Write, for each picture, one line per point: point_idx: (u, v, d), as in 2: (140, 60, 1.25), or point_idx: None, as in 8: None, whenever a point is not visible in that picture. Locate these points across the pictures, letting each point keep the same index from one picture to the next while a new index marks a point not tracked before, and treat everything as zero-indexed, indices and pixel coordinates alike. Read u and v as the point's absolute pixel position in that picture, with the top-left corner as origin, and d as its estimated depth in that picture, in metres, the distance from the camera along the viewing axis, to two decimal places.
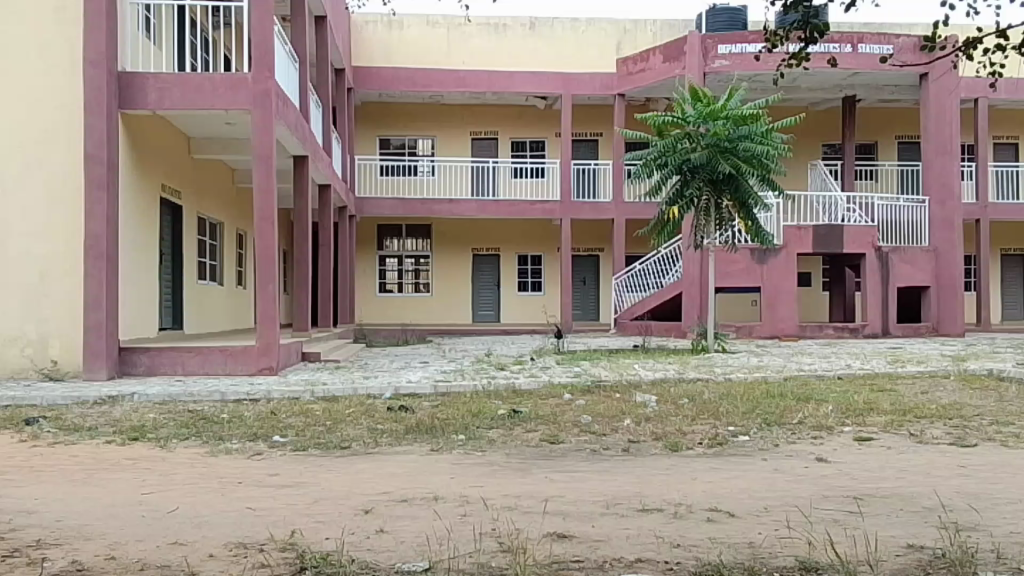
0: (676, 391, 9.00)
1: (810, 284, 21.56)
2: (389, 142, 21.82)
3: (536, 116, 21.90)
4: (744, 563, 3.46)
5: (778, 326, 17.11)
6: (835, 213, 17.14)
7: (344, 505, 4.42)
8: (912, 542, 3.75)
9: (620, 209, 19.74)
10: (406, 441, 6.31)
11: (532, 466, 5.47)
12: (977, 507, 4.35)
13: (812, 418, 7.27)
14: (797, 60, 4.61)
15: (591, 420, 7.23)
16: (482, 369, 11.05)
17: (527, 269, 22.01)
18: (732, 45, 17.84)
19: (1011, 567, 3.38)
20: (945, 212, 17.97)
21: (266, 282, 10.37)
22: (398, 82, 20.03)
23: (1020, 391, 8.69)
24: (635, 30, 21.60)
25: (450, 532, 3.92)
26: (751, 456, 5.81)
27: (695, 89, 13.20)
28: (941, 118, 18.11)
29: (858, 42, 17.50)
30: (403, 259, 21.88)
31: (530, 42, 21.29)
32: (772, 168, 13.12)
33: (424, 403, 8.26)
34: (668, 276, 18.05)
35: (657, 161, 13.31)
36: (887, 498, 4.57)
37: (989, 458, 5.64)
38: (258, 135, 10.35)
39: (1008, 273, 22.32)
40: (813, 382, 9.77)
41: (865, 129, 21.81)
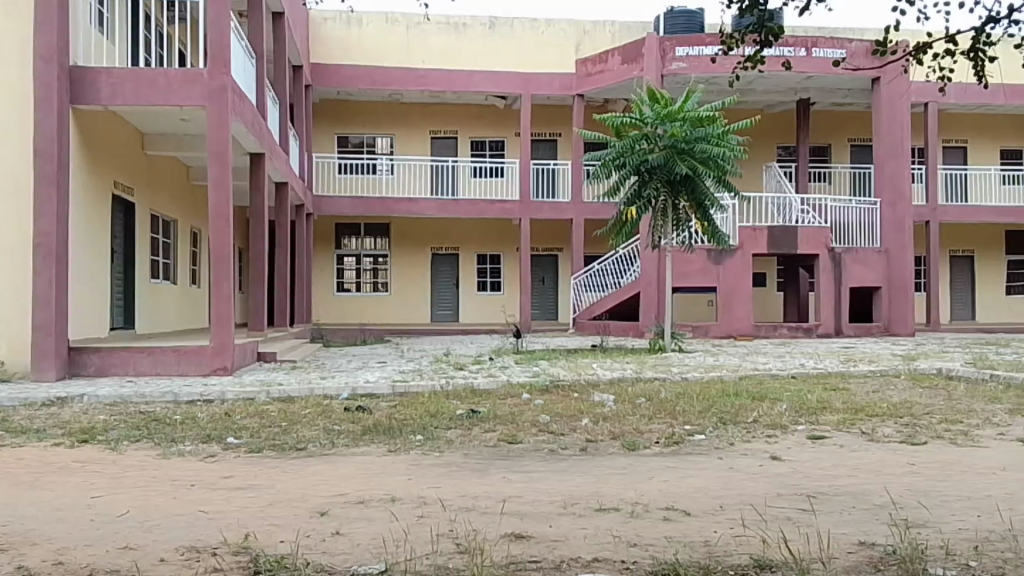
0: (634, 390, 9.05)
1: (765, 284, 21.86)
2: (348, 141, 21.63)
3: (495, 115, 21.89)
4: (699, 562, 3.49)
5: (733, 325, 17.33)
6: (790, 214, 17.42)
7: (299, 507, 4.36)
8: (863, 539, 3.82)
9: (579, 210, 19.82)
10: (363, 441, 6.26)
11: (490, 466, 5.46)
12: (926, 505, 4.44)
13: (766, 417, 7.37)
14: (752, 64, 4.67)
15: (548, 419, 7.24)
16: (441, 369, 10.98)
17: (487, 268, 21.99)
18: (690, 47, 18.01)
19: (960, 563, 3.45)
20: (897, 212, 18.27)
21: (220, 281, 10.20)
22: (356, 80, 19.86)
23: (968, 390, 8.88)
24: (595, 31, 21.70)
25: (407, 533, 3.88)
26: (707, 455, 5.87)
27: (653, 90, 13.28)
28: (893, 120, 18.48)
29: (812, 46, 17.80)
30: (361, 258, 21.71)
31: (489, 42, 21.27)
32: (728, 169, 13.26)
33: (382, 403, 8.20)
34: (627, 276, 18.17)
35: (616, 161, 13.37)
36: (840, 496, 4.64)
37: (939, 456, 5.76)
38: (213, 132, 10.18)
39: (956, 274, 22.89)
40: (769, 381, 9.88)
41: (819, 131, 22.19)
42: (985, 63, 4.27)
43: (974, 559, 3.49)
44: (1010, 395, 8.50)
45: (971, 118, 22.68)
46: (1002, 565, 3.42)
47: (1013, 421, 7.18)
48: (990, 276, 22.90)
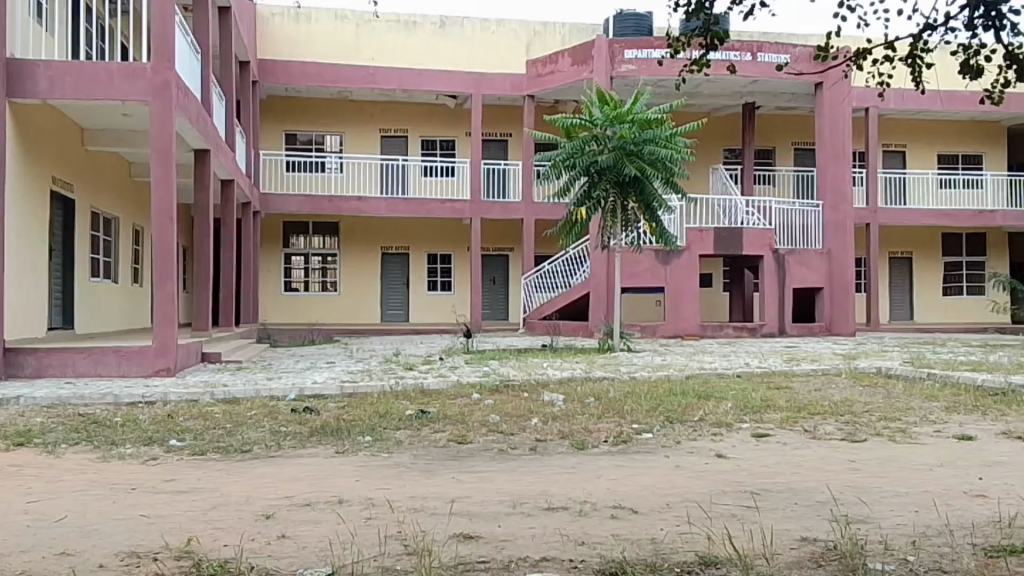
0: (583, 390, 9.10)
1: (711, 284, 22.21)
2: (296, 138, 21.34)
3: (445, 115, 21.83)
4: (645, 559, 3.53)
5: (681, 325, 17.57)
6: (736, 216, 17.73)
7: (244, 510, 4.29)
8: (805, 535, 3.90)
9: (529, 210, 19.88)
10: (311, 443, 6.19)
11: (439, 466, 5.45)
12: (866, 501, 4.56)
13: (713, 415, 7.51)
14: (698, 67, 4.73)
15: (498, 420, 7.25)
16: (390, 370, 10.89)
17: (437, 268, 21.92)
18: (639, 50, 18.26)
19: (898, 557, 3.55)
20: (839, 215, 18.70)
21: (163, 280, 9.98)
22: (305, 76, 19.59)
23: (906, 389, 9.15)
24: (545, 32, 21.76)
25: (354, 535, 3.85)
26: (654, 453, 5.95)
27: (602, 91, 13.38)
28: (835, 124, 18.88)
29: (758, 50, 18.14)
30: (310, 257, 21.45)
31: (440, 41, 21.21)
32: (676, 172, 13.42)
33: (331, 404, 8.11)
34: (576, 276, 18.30)
35: (566, 162, 13.43)
36: (782, 493, 4.74)
37: (877, 453, 5.93)
38: (156, 128, 9.95)
39: (894, 275, 23.57)
40: (715, 380, 10.03)
41: (763, 134, 22.63)
42: (923, 70, 4.40)
43: (912, 554, 3.59)
44: (946, 393, 8.77)
45: (910, 124, 23.37)
46: (937, 559, 3.52)
47: (948, 418, 7.42)
48: (927, 277, 23.61)
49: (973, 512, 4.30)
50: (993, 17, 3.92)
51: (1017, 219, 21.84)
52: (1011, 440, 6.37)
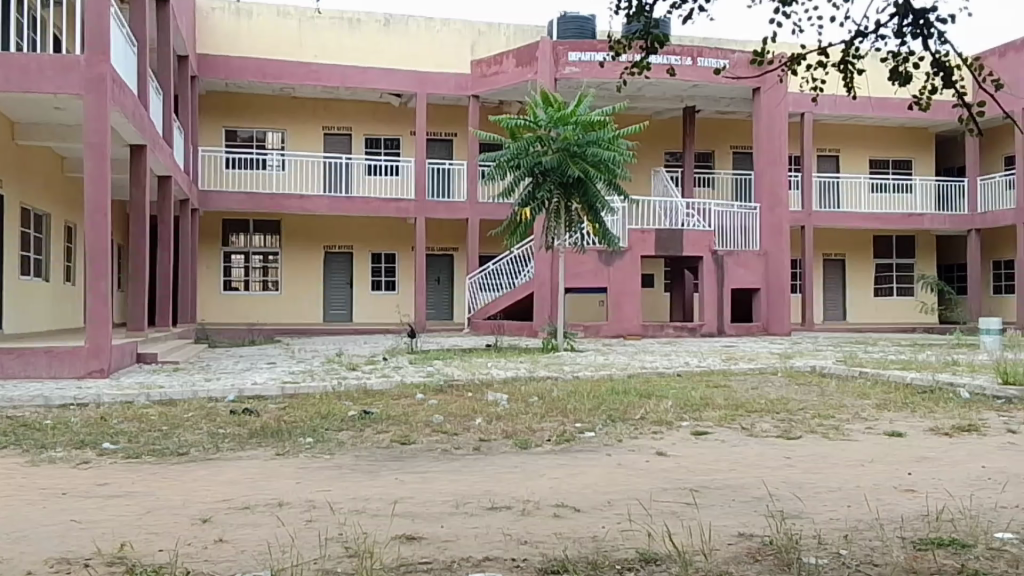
0: (526, 389, 9.13)
1: (653, 284, 22.50)
2: (236, 134, 20.94)
3: (389, 114, 21.70)
4: (588, 557, 3.57)
5: (623, 326, 17.79)
6: (676, 218, 18.06)
7: (180, 514, 4.20)
8: (742, 531, 3.99)
9: (474, 210, 19.88)
10: (251, 445, 6.09)
11: (382, 467, 5.42)
12: (801, 496, 4.69)
13: (653, 413, 7.61)
14: (639, 69, 4.85)
15: (442, 420, 7.24)
16: (333, 371, 10.72)
17: (381, 267, 21.77)
18: (582, 53, 18.46)
19: (832, 551, 3.66)
20: (775, 218, 19.13)
21: (96, 280, 9.71)
22: (245, 71, 19.21)
23: (839, 387, 9.41)
24: (490, 32, 21.75)
25: (294, 538, 3.81)
26: (596, 451, 6.01)
27: (547, 93, 13.45)
28: (773, 130, 19.28)
29: (698, 55, 18.47)
30: (250, 255, 21.07)
31: (384, 38, 21.07)
32: (619, 174, 13.57)
33: (271, 405, 7.98)
34: (521, 276, 18.38)
35: (510, 163, 13.46)
36: (719, 490, 4.84)
37: (810, 450, 6.09)
38: (90, 121, 9.66)
39: (829, 276, 24.24)
40: (657, 379, 10.15)
41: (703, 137, 23.03)
42: (854, 76, 4.56)
43: (845, 548, 3.70)
44: (876, 390, 9.07)
45: (843, 129, 24.04)
46: (869, 552, 3.63)
47: (879, 415, 7.66)
48: (859, 278, 24.32)
49: (902, 506, 4.45)
50: (921, 26, 4.07)
51: (945, 222, 22.62)
52: (938, 436, 6.61)
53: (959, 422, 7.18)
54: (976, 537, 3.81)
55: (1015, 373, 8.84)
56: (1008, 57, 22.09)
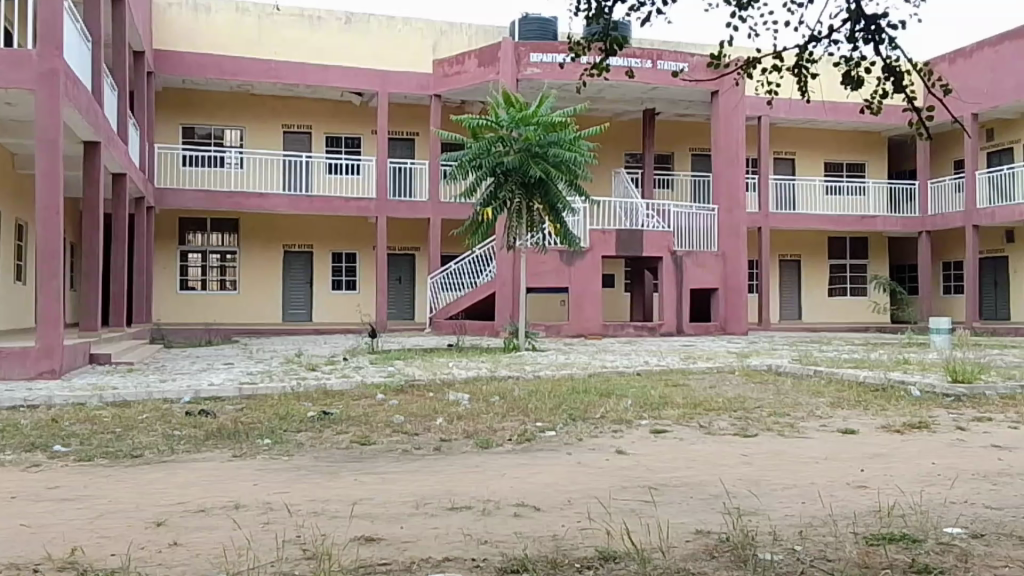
0: (488, 389, 9.11)
1: (613, 285, 22.65)
2: (193, 132, 20.62)
3: (350, 112, 21.55)
4: (547, 556, 3.59)
5: (584, 325, 17.87)
6: (637, 218, 18.19)
7: (134, 518, 4.13)
8: (699, 528, 4.04)
9: (435, 209, 19.84)
10: (207, 447, 6.01)
11: (342, 468, 5.38)
12: (757, 493, 4.76)
13: (613, 412, 7.68)
14: (598, 71, 4.99)
15: (403, 420, 7.22)
16: (291, 372, 10.56)
17: (341, 267, 21.61)
18: (544, 54, 18.55)
19: (786, 548, 3.72)
20: (732, 219, 19.36)
21: (48, 279, 9.50)
22: (203, 68, 18.95)
23: (794, 385, 9.58)
24: (451, 32, 21.69)
25: (250, 541, 3.76)
26: (557, 451, 6.03)
27: (508, 94, 13.46)
28: (731, 132, 19.54)
29: (657, 58, 18.64)
30: (207, 254, 20.76)
31: (345, 36, 20.91)
32: (580, 175, 13.66)
33: (228, 407, 7.87)
34: (483, 276, 18.38)
35: (471, 163, 13.46)
36: (678, 487, 4.90)
37: (766, 447, 6.19)
38: (41, 117, 9.42)
39: (786, 277, 24.62)
40: (617, 378, 10.22)
41: (662, 139, 23.26)
42: (807, 78, 4.70)
43: (799, 544, 3.77)
44: (830, 388, 9.25)
45: (799, 134, 24.45)
46: (822, 548, 3.70)
47: (833, 413, 7.81)
48: (815, 279, 24.75)
49: (855, 502, 4.55)
50: (873, 31, 4.18)
51: (896, 225, 23.13)
52: (889, 433, 6.77)
53: (910, 419, 7.36)
54: (926, 532, 3.91)
55: (963, 372, 9.09)
56: (957, 64, 22.67)
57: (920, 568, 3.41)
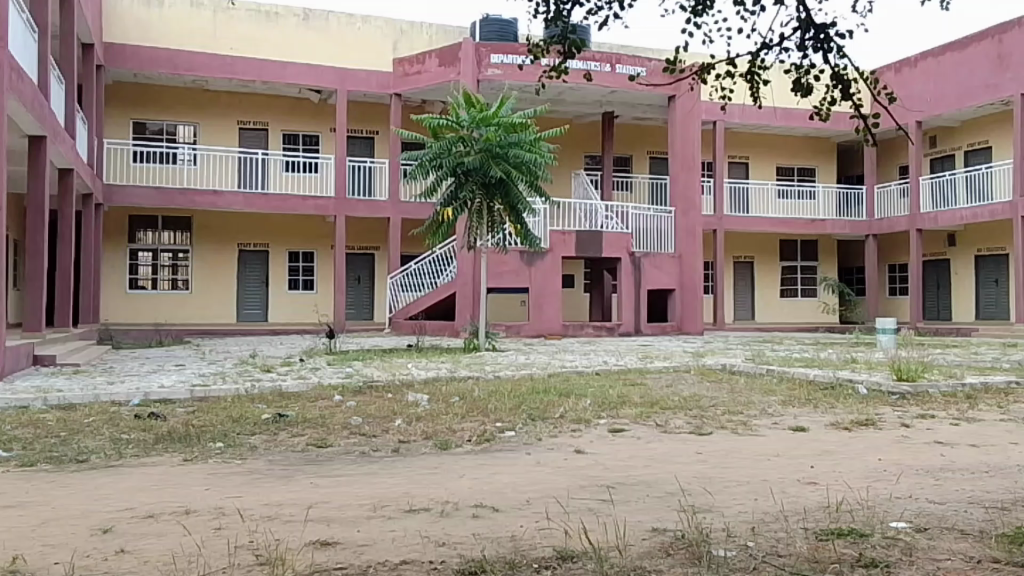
0: (447, 389, 9.09)
1: (573, 285, 22.74)
2: (145, 127, 20.23)
3: (307, 109, 21.35)
4: (505, 557, 3.58)
5: (544, 325, 17.91)
6: (596, 220, 18.29)
7: (78, 524, 4.04)
8: (655, 526, 4.07)
9: (395, 209, 19.77)
10: (156, 450, 5.91)
11: (296, 471, 5.32)
12: (711, 490, 4.82)
13: (572, 412, 7.71)
14: (556, 73, 5.14)
15: (361, 421, 7.18)
16: (246, 373, 10.39)
17: (298, 266, 21.41)
18: (504, 55, 18.58)
19: (739, 545, 3.76)
20: (688, 221, 19.57)
21: None
22: (156, 63, 18.60)
23: (749, 384, 9.70)
24: (411, 31, 21.57)
25: (201, 547, 3.70)
26: (516, 451, 6.04)
27: (469, 94, 13.43)
28: (686, 136, 19.77)
29: (616, 62, 18.75)
30: (159, 253, 20.39)
31: (303, 34, 20.72)
32: (540, 176, 13.69)
33: (179, 409, 7.73)
34: (443, 276, 18.36)
35: (432, 163, 13.39)
36: (635, 486, 4.93)
37: (721, 445, 6.27)
38: None
39: (741, 277, 24.94)
40: (575, 378, 10.25)
41: (621, 141, 23.42)
42: (760, 86, 4.95)
43: (752, 540, 3.82)
44: (782, 387, 9.38)
45: (754, 137, 24.79)
46: (774, 544, 3.75)
47: (785, 411, 7.92)
48: (768, 279, 25.11)
49: (806, 498, 4.62)
50: (822, 40, 4.53)
51: (845, 227, 23.59)
52: (839, 430, 6.90)
53: (859, 416, 7.51)
54: (873, 527, 3.98)
55: (907, 371, 9.29)
56: (903, 72, 23.17)
57: (868, 562, 3.47)
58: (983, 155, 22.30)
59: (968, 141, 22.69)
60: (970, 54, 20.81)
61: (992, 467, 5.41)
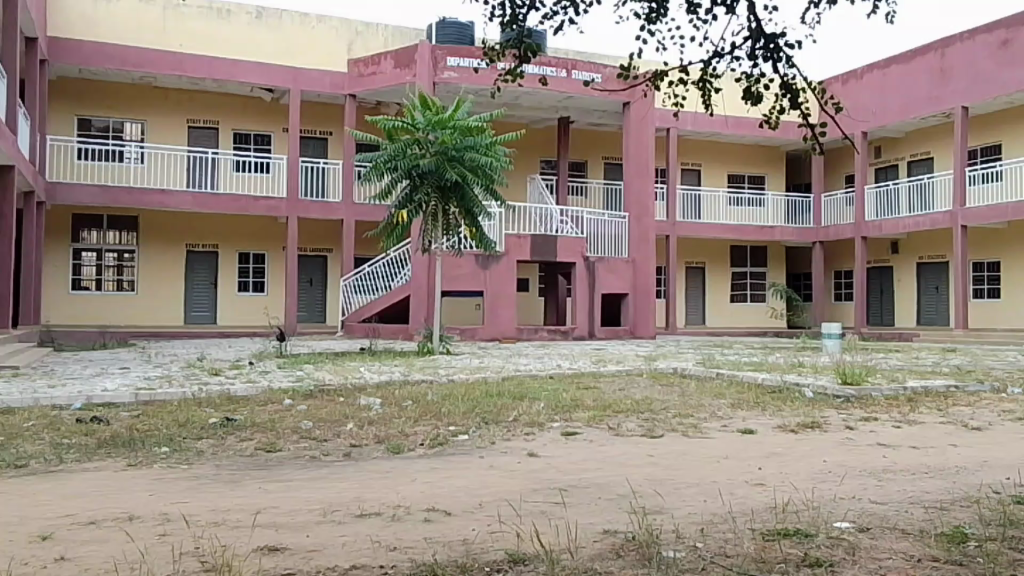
0: (400, 393, 9.04)
1: (528, 289, 22.81)
2: (90, 123, 19.75)
3: (260, 108, 21.08)
4: (457, 560, 3.57)
5: (499, 329, 17.91)
6: (551, 225, 18.38)
7: (15, 532, 3.91)
8: (606, 527, 4.10)
9: (349, 210, 19.63)
10: (98, 456, 5.76)
11: (244, 476, 5.23)
12: (662, 492, 4.86)
13: (526, 415, 7.72)
14: (512, 77, 5.17)
15: (311, 425, 7.09)
16: (194, 377, 10.20)
17: (249, 268, 21.11)
18: (460, 58, 18.58)
19: (688, 545, 3.81)
20: (642, 226, 19.74)
21: None
22: (104, 59, 18.18)
23: (699, 388, 9.81)
24: (366, 32, 21.43)
25: (144, 554, 3.62)
26: (469, 454, 6.03)
27: (424, 96, 13.38)
28: (640, 143, 19.96)
29: (572, 68, 18.88)
30: (103, 253, 19.91)
31: (257, 32, 20.46)
32: (495, 179, 13.71)
33: (123, 413, 7.54)
34: (397, 279, 18.29)
35: (387, 165, 13.30)
36: (587, 489, 4.94)
37: (672, 447, 6.34)
38: None
39: (692, 282, 25.25)
40: (529, 381, 10.27)
41: (577, 146, 23.56)
42: (712, 93, 5.03)
43: (700, 541, 3.86)
44: (731, 390, 9.52)
45: (706, 145, 25.15)
46: (722, 544, 3.80)
47: (733, 413, 8.04)
48: (718, 284, 25.47)
49: (754, 500, 4.69)
50: (771, 50, 4.64)
51: (793, 234, 24.06)
52: (786, 433, 7.02)
53: (805, 419, 7.65)
54: (818, 527, 4.06)
55: (852, 375, 9.52)
56: (849, 84, 23.71)
57: (812, 562, 3.54)
58: (925, 166, 22.95)
59: (911, 152, 23.33)
60: (913, 67, 21.42)
61: (932, 468, 5.56)
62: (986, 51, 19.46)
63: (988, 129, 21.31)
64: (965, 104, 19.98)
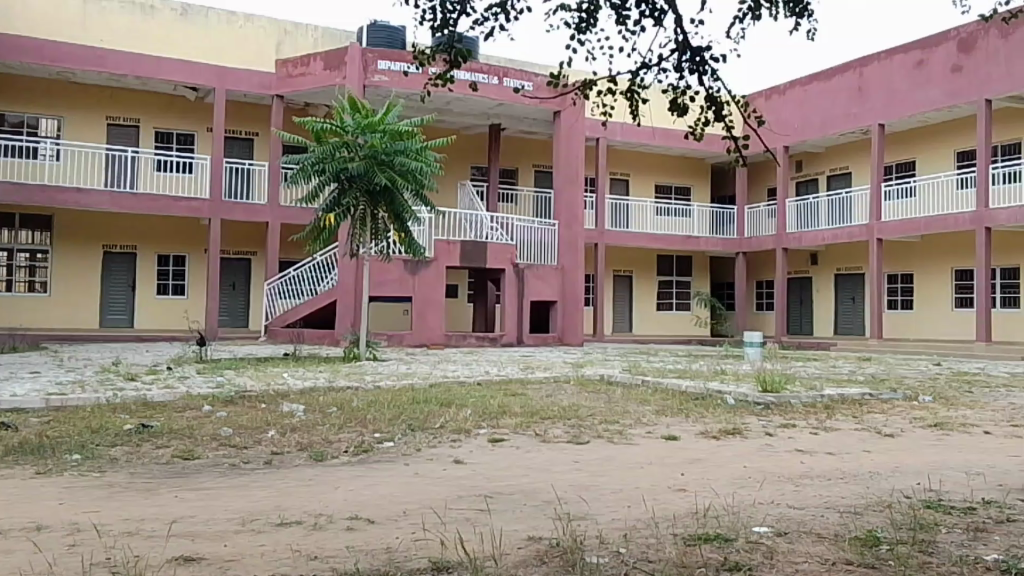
0: (324, 400, 8.88)
1: (457, 295, 22.79)
2: (3, 118, 18.90)
3: (183, 106, 20.50)
4: (379, 569, 3.52)
5: (426, 335, 17.78)
6: (480, 231, 18.36)
7: None
8: (530, 534, 4.10)
9: (275, 212, 19.25)
10: (4, 463, 5.48)
11: (160, 485, 5.05)
12: (585, 498, 4.89)
13: (452, 422, 7.67)
14: (442, 82, 5.14)
15: (232, 432, 6.90)
16: (108, 382, 9.83)
17: (169, 270, 20.49)
18: (391, 62, 18.47)
19: (611, 550, 3.84)
20: (570, 234, 19.89)
21: None
22: (19, 51, 17.41)
23: (625, 394, 9.96)
24: (296, 32, 21.08)
25: (51, 566, 3.45)
26: (394, 461, 5.96)
27: (354, 98, 13.22)
28: (570, 151, 20.14)
29: (503, 76, 18.95)
30: (14, 252, 19.01)
31: (181, 28, 19.90)
32: (425, 185, 13.62)
33: (31, 420, 7.19)
34: (323, 283, 18.02)
35: (314, 167, 13.08)
36: (512, 495, 4.94)
37: (598, 454, 6.39)
38: None
39: (619, 290, 25.57)
40: (456, 388, 10.22)
41: (507, 154, 23.68)
42: (640, 104, 5.10)
43: (623, 546, 3.89)
44: (656, 397, 9.66)
45: (635, 155, 25.56)
46: (644, 549, 3.84)
47: (657, 420, 8.17)
48: (645, 293, 25.87)
49: (676, 505, 4.75)
50: (696, 63, 4.75)
51: (717, 245, 24.62)
52: (707, 439, 7.15)
53: (726, 425, 7.83)
54: (736, 531, 4.14)
55: (771, 382, 9.76)
56: (772, 99, 24.41)
57: (731, 566, 3.59)
58: (843, 181, 23.81)
59: (830, 167, 24.20)
60: (834, 84, 22.16)
61: (846, 473, 5.73)
62: (901, 70, 20.32)
63: (901, 147, 22.23)
64: (881, 121, 20.77)
